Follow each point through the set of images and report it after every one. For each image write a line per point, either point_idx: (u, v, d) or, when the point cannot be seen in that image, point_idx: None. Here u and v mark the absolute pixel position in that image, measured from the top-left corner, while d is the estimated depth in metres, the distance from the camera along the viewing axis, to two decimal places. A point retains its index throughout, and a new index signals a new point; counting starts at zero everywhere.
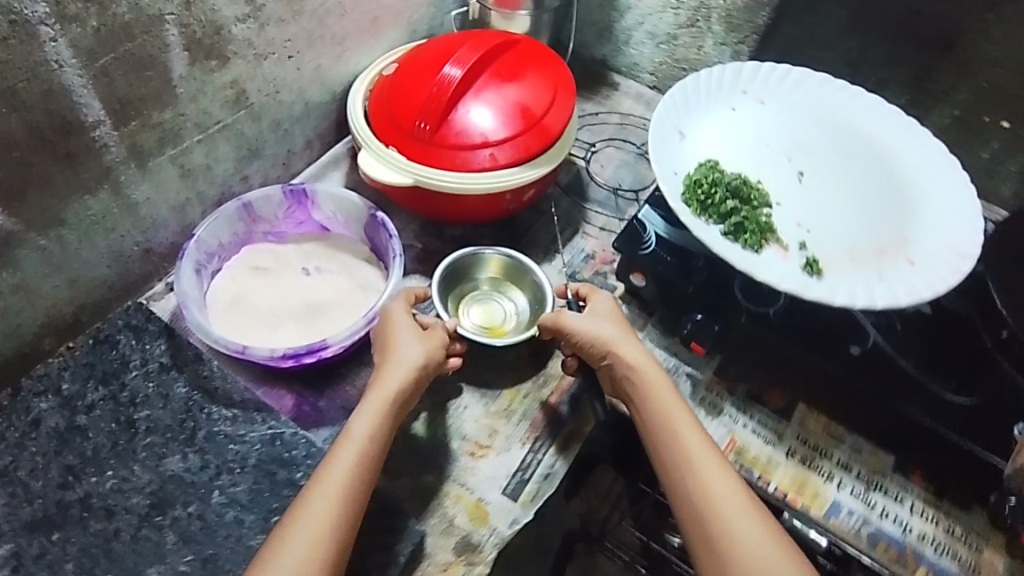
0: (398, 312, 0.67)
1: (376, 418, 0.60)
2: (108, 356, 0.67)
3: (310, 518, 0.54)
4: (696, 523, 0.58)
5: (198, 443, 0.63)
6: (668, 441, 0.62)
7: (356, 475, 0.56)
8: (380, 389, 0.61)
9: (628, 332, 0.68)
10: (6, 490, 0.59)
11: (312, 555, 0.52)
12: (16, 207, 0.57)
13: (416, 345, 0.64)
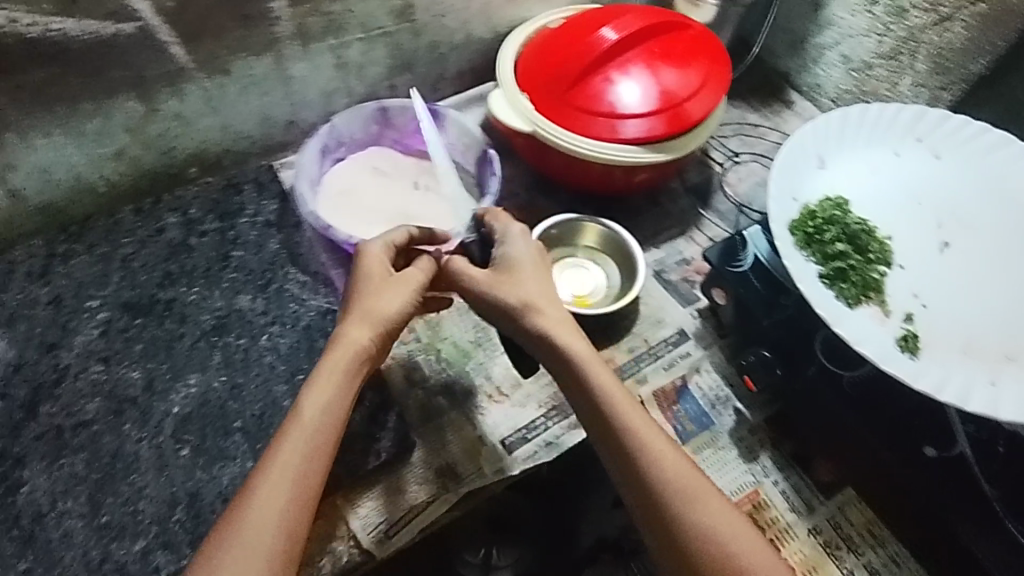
0: (371, 250, 0.61)
1: (331, 384, 0.55)
2: (231, 199, 0.78)
3: (265, 512, 0.50)
4: (658, 515, 0.54)
5: (268, 291, 0.72)
6: (602, 421, 0.58)
7: (311, 458, 0.52)
8: (335, 348, 0.57)
9: (543, 280, 0.63)
10: (120, 273, 0.71)
11: (269, 548, 0.49)
12: (193, 47, 0.67)
13: (395, 297, 0.59)
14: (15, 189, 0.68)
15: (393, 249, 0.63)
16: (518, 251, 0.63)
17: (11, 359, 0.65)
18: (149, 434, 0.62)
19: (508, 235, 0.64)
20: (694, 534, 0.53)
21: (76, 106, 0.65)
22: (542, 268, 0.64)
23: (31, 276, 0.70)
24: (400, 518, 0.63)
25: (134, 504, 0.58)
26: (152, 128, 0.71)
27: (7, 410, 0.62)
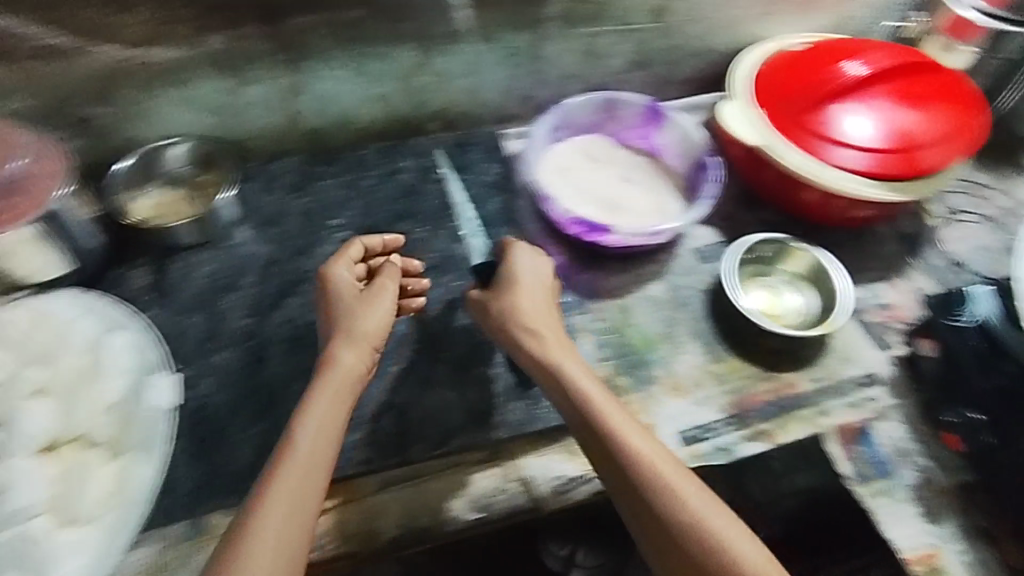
0: (340, 272, 0.66)
1: (334, 399, 0.57)
2: (461, 156, 0.85)
3: (265, 533, 0.48)
4: (660, 530, 0.52)
5: (483, 245, 0.78)
6: (595, 438, 0.57)
7: (316, 463, 0.53)
8: (331, 374, 0.58)
9: (535, 291, 0.67)
10: (359, 201, 0.79)
11: (285, 552, 0.48)
12: (475, 16, 0.73)
13: (383, 310, 0.64)
14: (294, 112, 0.77)
15: (354, 263, 0.68)
16: (528, 271, 0.68)
17: (266, 255, 0.75)
18: None
19: (523, 254, 0.69)
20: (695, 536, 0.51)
21: (367, 49, 0.72)
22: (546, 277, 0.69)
23: (288, 188, 0.79)
24: (575, 478, 0.65)
25: (352, 400, 0.66)
26: (416, 80, 0.78)
27: (260, 297, 0.72)
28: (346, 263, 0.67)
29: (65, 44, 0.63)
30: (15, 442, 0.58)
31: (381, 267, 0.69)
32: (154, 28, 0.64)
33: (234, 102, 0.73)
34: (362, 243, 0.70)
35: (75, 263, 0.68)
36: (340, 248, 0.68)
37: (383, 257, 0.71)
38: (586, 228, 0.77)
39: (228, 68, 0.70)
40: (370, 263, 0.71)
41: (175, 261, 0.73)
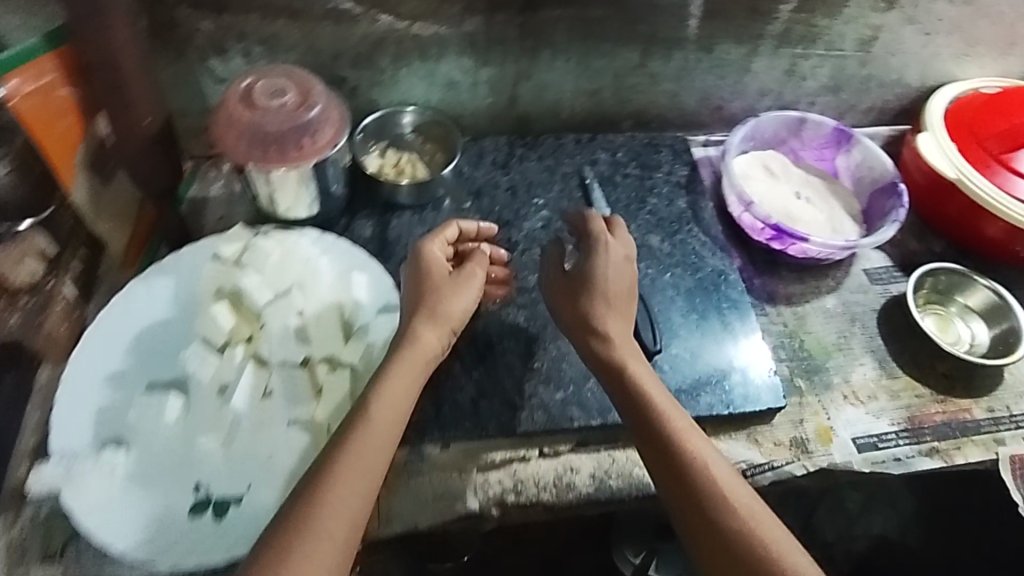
0: (433, 250, 0.65)
1: (408, 379, 0.58)
2: (651, 155, 0.90)
3: (336, 504, 0.51)
4: (710, 534, 0.55)
5: (674, 239, 0.82)
6: (651, 438, 0.59)
7: (383, 442, 0.55)
8: (409, 350, 0.60)
9: (616, 291, 0.65)
10: (558, 184, 0.85)
11: (348, 520, 0.51)
12: (704, 24, 0.79)
13: (468, 298, 0.64)
14: (515, 96, 0.83)
15: (449, 244, 0.68)
16: (611, 272, 0.66)
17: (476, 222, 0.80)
18: None
19: (612, 253, 0.67)
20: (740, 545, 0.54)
21: (599, 45, 0.79)
22: (623, 287, 0.66)
23: (495, 164, 0.85)
24: (760, 463, 0.69)
25: (559, 363, 0.70)
26: (630, 79, 0.84)
27: None
28: (440, 243, 0.66)
29: (355, 9, 0.70)
30: (279, 352, 0.65)
31: (472, 253, 0.68)
32: (431, 4, 0.72)
33: (469, 80, 0.80)
34: (458, 226, 0.69)
35: (317, 210, 0.74)
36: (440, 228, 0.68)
37: (475, 242, 0.71)
38: (776, 232, 0.80)
39: (478, 48, 0.77)
40: (460, 246, 0.70)
41: (396, 217, 0.79)
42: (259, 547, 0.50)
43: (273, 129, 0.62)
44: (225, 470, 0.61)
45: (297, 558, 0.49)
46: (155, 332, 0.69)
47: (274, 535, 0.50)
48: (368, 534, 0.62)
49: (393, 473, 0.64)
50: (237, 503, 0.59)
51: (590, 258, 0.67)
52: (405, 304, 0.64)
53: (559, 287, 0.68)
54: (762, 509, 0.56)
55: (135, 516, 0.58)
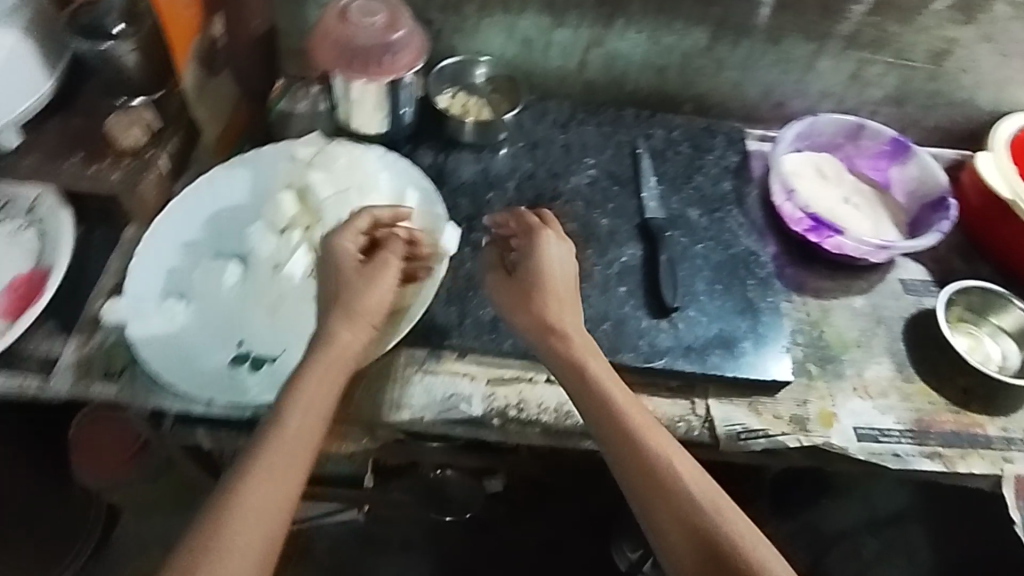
0: (344, 246, 0.65)
1: (326, 382, 0.60)
2: (706, 138, 0.93)
3: (255, 500, 0.54)
4: (676, 528, 0.55)
5: (712, 216, 0.85)
6: (618, 444, 0.59)
7: (299, 448, 0.57)
8: (326, 352, 0.61)
9: (560, 308, 0.65)
10: (611, 149, 0.89)
11: (267, 518, 0.54)
12: (774, 15, 0.82)
13: (386, 287, 0.64)
14: (584, 61, 0.89)
15: (360, 234, 0.66)
16: (555, 274, 0.66)
17: (528, 169, 0.86)
18: (602, 265, 0.78)
19: (555, 248, 0.67)
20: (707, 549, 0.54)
21: (670, 22, 0.83)
22: (567, 273, 0.67)
23: (555, 124, 0.90)
24: (756, 430, 0.71)
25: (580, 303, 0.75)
26: (695, 61, 0.88)
27: (519, 200, 0.83)
28: (352, 235, 0.66)
29: None
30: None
31: (388, 237, 0.67)
32: None
33: (544, 39, 0.86)
34: (371, 215, 0.67)
35: (387, 128, 0.80)
36: (347, 220, 0.66)
37: (391, 226, 0.68)
38: (815, 224, 0.82)
39: (557, 8, 0.83)
40: (377, 229, 0.68)
41: (455, 153, 0.85)
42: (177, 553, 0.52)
43: (361, 43, 0.70)
44: (270, 332, 0.69)
45: (217, 564, 0.51)
46: (229, 212, 0.77)
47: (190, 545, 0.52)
48: (379, 419, 0.67)
49: (411, 369, 0.70)
50: (274, 360, 0.67)
51: (529, 259, 0.67)
52: (321, 299, 0.64)
53: (499, 296, 0.67)
54: (735, 510, 0.56)
55: (188, 358, 0.67)
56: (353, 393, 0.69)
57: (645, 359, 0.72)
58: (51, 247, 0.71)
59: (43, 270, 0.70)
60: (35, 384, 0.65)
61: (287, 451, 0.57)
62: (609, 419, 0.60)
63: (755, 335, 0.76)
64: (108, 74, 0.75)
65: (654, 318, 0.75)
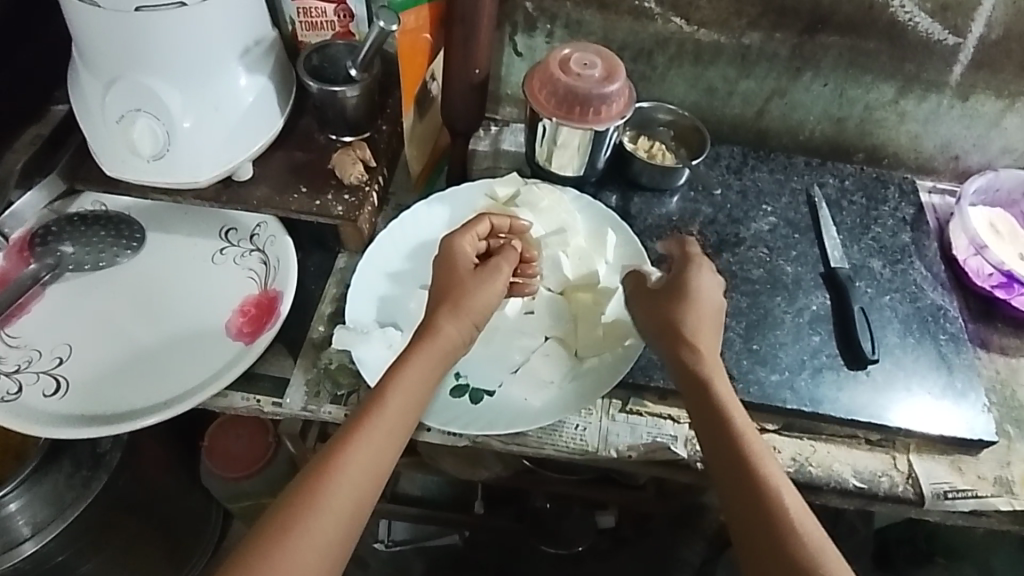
0: (464, 247, 0.68)
1: (425, 369, 0.62)
2: (879, 188, 0.92)
3: (350, 471, 0.56)
4: (756, 525, 0.56)
5: (896, 267, 0.84)
6: (712, 430, 0.61)
7: (394, 427, 0.59)
8: (429, 342, 0.63)
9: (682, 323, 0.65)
10: (786, 196, 0.89)
11: (355, 491, 0.56)
12: (969, 72, 0.83)
13: (493, 291, 0.67)
14: (763, 110, 0.90)
15: (477, 238, 0.70)
16: (705, 289, 0.67)
17: (708, 214, 0.87)
18: (793, 311, 0.78)
19: (705, 272, 0.69)
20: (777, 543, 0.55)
21: (861, 76, 0.85)
22: (712, 303, 0.67)
23: (729, 169, 0.91)
24: (962, 490, 0.71)
25: (776, 350, 0.75)
26: (878, 113, 0.89)
27: (703, 244, 0.84)
28: (471, 239, 0.69)
29: (654, 9, 0.81)
30: (548, 278, 0.74)
31: (502, 248, 0.70)
32: (723, 15, 0.81)
33: (727, 89, 0.88)
34: (490, 221, 0.71)
35: (582, 172, 0.83)
36: (469, 221, 0.70)
37: (508, 235, 0.72)
38: (1008, 279, 0.82)
39: (748, 60, 0.85)
40: (493, 238, 0.72)
41: (636, 196, 0.87)
42: (274, 507, 0.55)
43: (583, 91, 0.73)
44: (487, 365, 0.70)
45: (308, 524, 0.54)
46: (431, 246, 0.80)
47: (287, 501, 0.55)
48: (589, 453, 0.69)
49: (614, 408, 0.72)
50: (491, 395, 0.69)
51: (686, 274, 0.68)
52: (432, 291, 0.67)
53: (637, 300, 0.69)
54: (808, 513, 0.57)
55: None
56: (562, 426, 0.70)
57: (846, 412, 0.72)
58: (276, 273, 0.76)
59: (272, 294, 0.75)
60: (271, 403, 0.70)
61: (385, 428, 0.59)
62: (711, 407, 0.61)
63: (955, 394, 0.74)
64: (332, 113, 0.79)
65: (851, 370, 0.74)
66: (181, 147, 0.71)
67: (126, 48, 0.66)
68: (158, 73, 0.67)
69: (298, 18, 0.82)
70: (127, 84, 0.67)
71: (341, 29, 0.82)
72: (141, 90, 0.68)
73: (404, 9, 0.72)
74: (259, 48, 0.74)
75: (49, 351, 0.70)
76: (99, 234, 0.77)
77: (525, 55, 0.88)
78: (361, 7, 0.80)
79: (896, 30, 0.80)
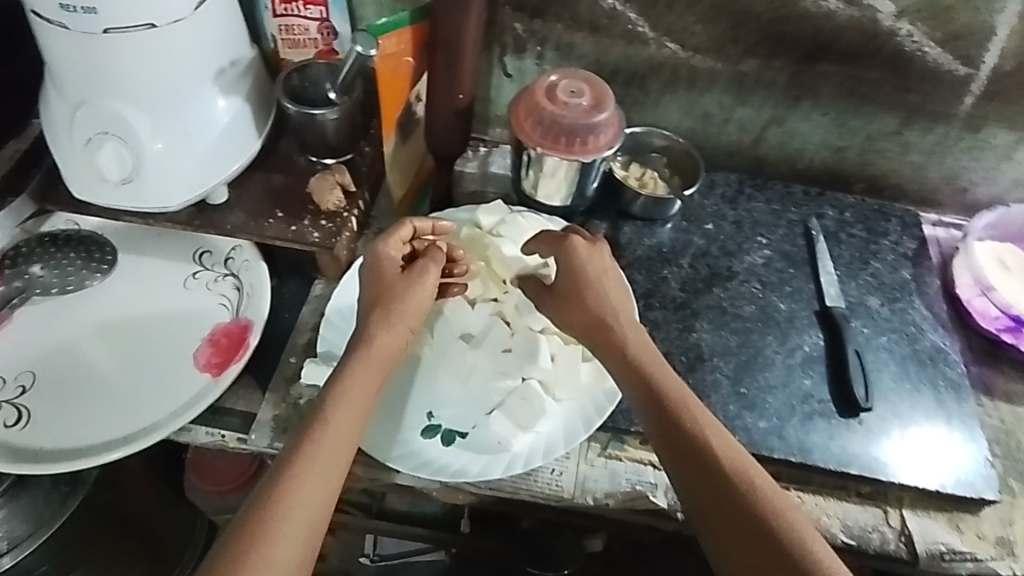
0: (387, 252, 0.66)
1: (365, 379, 0.60)
2: (880, 221, 0.88)
3: (300, 492, 0.53)
4: (744, 534, 0.52)
5: (894, 305, 0.81)
6: (666, 433, 0.57)
7: (341, 443, 0.56)
8: (366, 351, 0.61)
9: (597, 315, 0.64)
10: (782, 228, 0.86)
11: (310, 512, 0.53)
12: (978, 104, 0.79)
13: (428, 291, 0.65)
14: (760, 138, 0.87)
15: (402, 243, 0.68)
16: (612, 276, 0.67)
17: (700, 245, 0.83)
18: (784, 352, 0.75)
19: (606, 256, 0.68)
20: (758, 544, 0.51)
21: (864, 105, 0.81)
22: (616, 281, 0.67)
23: (724, 198, 0.88)
24: (960, 551, 0.67)
25: (765, 393, 0.72)
26: (880, 143, 0.85)
27: (694, 278, 0.81)
28: (394, 244, 0.67)
29: (648, 34, 0.78)
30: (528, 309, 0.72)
31: (429, 248, 0.67)
32: (720, 41, 0.78)
33: (723, 115, 0.85)
34: (412, 224, 0.68)
35: (569, 203, 0.80)
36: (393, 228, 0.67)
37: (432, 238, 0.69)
38: (1013, 324, 0.79)
39: (745, 87, 0.82)
40: (419, 241, 0.69)
41: (627, 225, 0.84)
42: (224, 540, 0.52)
43: (568, 122, 0.71)
44: (462, 406, 0.68)
45: (261, 552, 0.50)
46: None
47: (236, 532, 0.52)
48: (564, 499, 0.67)
49: (594, 452, 0.69)
50: (465, 436, 0.66)
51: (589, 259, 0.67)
52: (363, 302, 0.65)
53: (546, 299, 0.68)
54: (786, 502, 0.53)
55: (385, 424, 0.67)
56: (538, 470, 0.67)
57: (835, 463, 0.69)
58: (249, 302, 0.74)
59: (243, 323, 0.73)
60: (236, 439, 0.68)
61: (330, 445, 0.56)
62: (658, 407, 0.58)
63: (952, 446, 0.71)
64: (311, 136, 0.77)
65: (843, 418, 0.71)
66: (151, 173, 0.68)
67: (94, 72, 0.64)
68: (128, 97, 0.65)
69: (279, 36, 0.79)
70: (96, 108, 0.65)
71: (324, 47, 0.80)
72: (109, 114, 0.66)
73: (382, 33, 0.71)
74: (235, 68, 0.72)
75: (13, 379, 0.68)
76: (69, 255, 0.75)
77: (514, 77, 0.85)
78: (345, 25, 0.78)
79: (902, 60, 0.77)
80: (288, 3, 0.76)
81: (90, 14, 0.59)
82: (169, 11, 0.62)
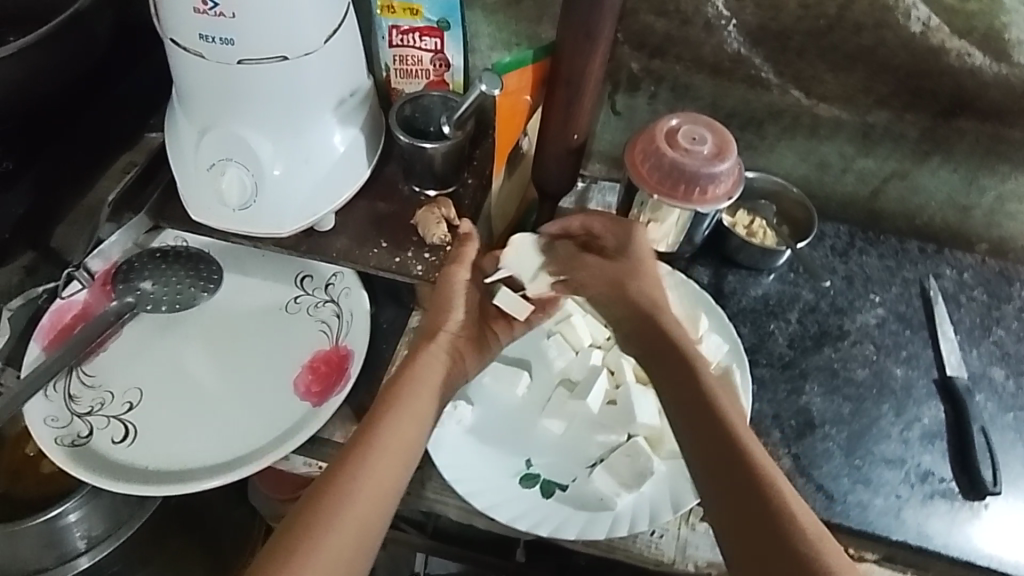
0: (456, 276, 0.66)
1: (425, 389, 0.61)
2: (1003, 285, 0.83)
3: (363, 484, 0.55)
4: (753, 524, 0.52)
5: (1021, 380, 0.75)
6: (698, 430, 0.57)
7: (402, 445, 0.58)
8: (426, 362, 0.63)
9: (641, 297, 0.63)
10: (897, 286, 0.81)
11: (370, 507, 0.54)
12: None
13: (464, 301, 0.67)
14: (879, 190, 0.83)
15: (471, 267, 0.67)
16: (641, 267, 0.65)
17: (809, 300, 0.79)
18: (900, 425, 0.71)
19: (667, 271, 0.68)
20: (770, 534, 0.52)
21: (999, 165, 0.76)
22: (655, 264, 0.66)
23: (834, 251, 0.84)
24: None
25: (880, 468, 0.68)
26: (1011, 204, 0.80)
27: (802, 334, 0.77)
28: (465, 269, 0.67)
29: (772, 80, 0.75)
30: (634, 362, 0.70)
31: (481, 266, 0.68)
32: (849, 91, 0.74)
33: (842, 165, 0.81)
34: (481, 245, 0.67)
35: (673, 249, 0.77)
36: (460, 250, 0.66)
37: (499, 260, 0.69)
38: None
39: (869, 139, 0.78)
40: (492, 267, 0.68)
41: (731, 272, 0.81)
42: (285, 526, 0.53)
43: (690, 169, 0.68)
44: (562, 456, 0.66)
45: (319, 543, 0.52)
46: None
47: (296, 520, 0.53)
48: (664, 565, 0.64)
49: (696, 516, 0.66)
50: (564, 488, 0.64)
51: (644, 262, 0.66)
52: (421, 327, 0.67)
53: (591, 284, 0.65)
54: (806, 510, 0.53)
55: (484, 472, 0.65)
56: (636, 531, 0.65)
57: (959, 552, 0.64)
58: (350, 331, 0.74)
59: (343, 351, 0.73)
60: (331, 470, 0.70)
61: (392, 444, 0.57)
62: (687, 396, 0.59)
63: None
64: (418, 167, 0.76)
65: (968, 501, 0.67)
66: (268, 198, 0.69)
67: (223, 100, 0.65)
68: (253, 125, 0.66)
69: (394, 66, 0.80)
70: (222, 134, 0.66)
71: (435, 78, 0.80)
72: (233, 140, 0.67)
73: (507, 71, 0.68)
74: (354, 99, 0.72)
75: (121, 395, 0.70)
76: (178, 272, 0.77)
77: (623, 115, 0.83)
78: (459, 57, 0.78)
79: None
80: (406, 34, 0.77)
81: (228, 44, 0.60)
82: (302, 44, 0.62)
